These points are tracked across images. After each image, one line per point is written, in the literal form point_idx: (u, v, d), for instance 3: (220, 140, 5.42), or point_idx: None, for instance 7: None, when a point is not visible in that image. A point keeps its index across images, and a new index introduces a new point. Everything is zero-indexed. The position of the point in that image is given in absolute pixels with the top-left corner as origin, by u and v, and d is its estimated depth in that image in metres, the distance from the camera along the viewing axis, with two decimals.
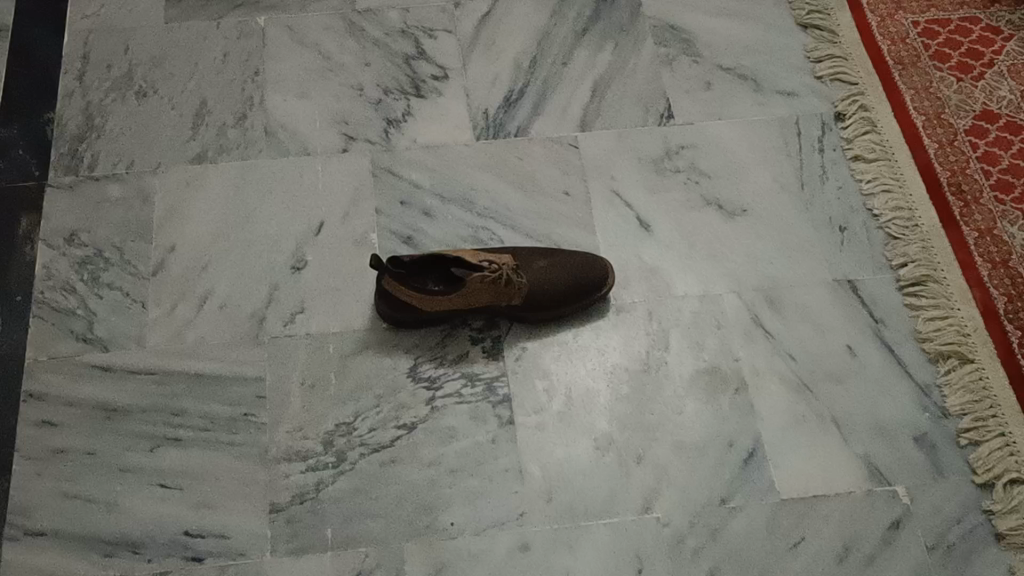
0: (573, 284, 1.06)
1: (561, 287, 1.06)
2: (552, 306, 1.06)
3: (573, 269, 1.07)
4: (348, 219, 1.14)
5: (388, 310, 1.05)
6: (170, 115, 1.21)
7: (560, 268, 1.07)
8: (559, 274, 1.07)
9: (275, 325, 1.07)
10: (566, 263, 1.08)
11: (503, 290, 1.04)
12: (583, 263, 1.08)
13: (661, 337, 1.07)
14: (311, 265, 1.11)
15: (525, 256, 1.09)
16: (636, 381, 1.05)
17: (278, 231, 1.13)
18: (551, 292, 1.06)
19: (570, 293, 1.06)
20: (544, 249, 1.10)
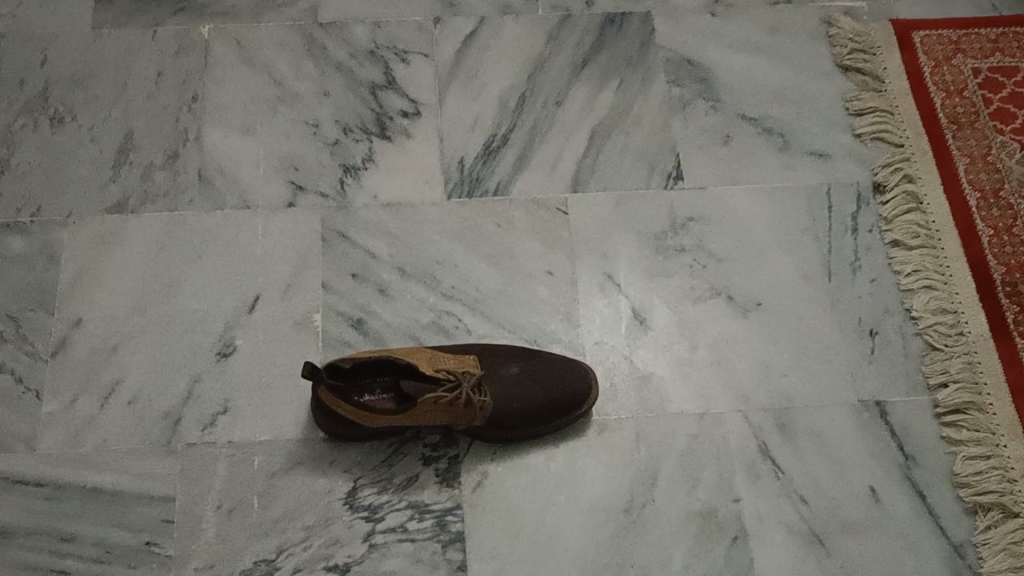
0: (548, 404, 0.89)
1: (533, 405, 0.89)
2: (519, 428, 0.89)
3: (549, 382, 0.90)
4: (288, 295, 0.96)
5: (324, 420, 0.88)
6: (88, 149, 1.02)
7: (534, 379, 0.90)
8: (533, 388, 0.89)
9: (192, 430, 0.90)
10: (543, 373, 0.90)
11: (462, 412, 0.87)
12: (562, 374, 0.90)
13: (649, 466, 0.90)
14: (241, 351, 0.94)
15: (493, 359, 0.91)
16: (616, 523, 0.88)
17: (205, 307, 0.95)
18: (520, 412, 0.89)
19: (544, 413, 0.89)
20: (517, 349, 0.92)
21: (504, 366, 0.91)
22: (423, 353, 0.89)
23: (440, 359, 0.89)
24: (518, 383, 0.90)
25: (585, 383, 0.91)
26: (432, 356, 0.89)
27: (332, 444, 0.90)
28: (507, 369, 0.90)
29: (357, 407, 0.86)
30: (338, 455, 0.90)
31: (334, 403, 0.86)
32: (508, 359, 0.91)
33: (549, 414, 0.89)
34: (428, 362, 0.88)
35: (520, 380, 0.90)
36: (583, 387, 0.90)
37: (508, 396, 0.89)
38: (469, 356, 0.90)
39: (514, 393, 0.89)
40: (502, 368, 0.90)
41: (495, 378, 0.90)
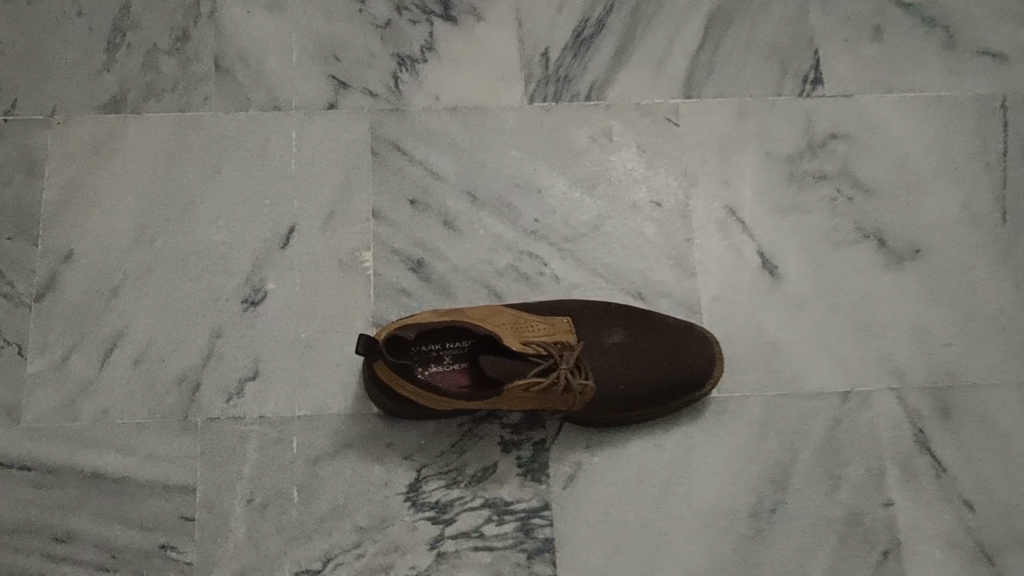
0: (659, 387, 0.71)
1: (640, 389, 0.71)
2: (621, 415, 0.71)
3: (661, 359, 0.72)
4: (331, 226, 0.77)
5: (377, 395, 0.70)
6: (75, 26, 0.81)
7: (643, 356, 0.72)
8: (640, 368, 0.71)
9: (213, 401, 0.73)
10: (653, 346, 0.72)
11: (554, 397, 0.68)
12: (679, 348, 0.72)
13: (781, 459, 0.73)
14: (273, 299, 0.75)
15: (592, 324, 0.72)
16: (741, 532, 0.71)
17: (227, 239, 0.76)
18: (625, 396, 0.71)
19: (654, 398, 0.71)
20: (621, 309, 0.73)
21: (606, 334, 0.72)
22: (506, 315, 0.71)
23: (527, 326, 0.70)
24: (622, 360, 0.71)
25: (709, 360, 0.72)
26: (518, 320, 0.70)
27: (388, 422, 0.73)
28: (609, 339, 0.72)
29: (422, 385, 0.67)
30: (396, 437, 0.72)
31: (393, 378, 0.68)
32: (610, 325, 0.72)
33: (660, 400, 0.71)
34: (514, 332, 0.69)
35: (625, 355, 0.72)
36: (705, 364, 0.72)
37: (610, 376, 0.71)
38: (564, 320, 0.71)
39: (616, 373, 0.71)
40: (604, 338, 0.72)
41: (594, 351, 0.72)
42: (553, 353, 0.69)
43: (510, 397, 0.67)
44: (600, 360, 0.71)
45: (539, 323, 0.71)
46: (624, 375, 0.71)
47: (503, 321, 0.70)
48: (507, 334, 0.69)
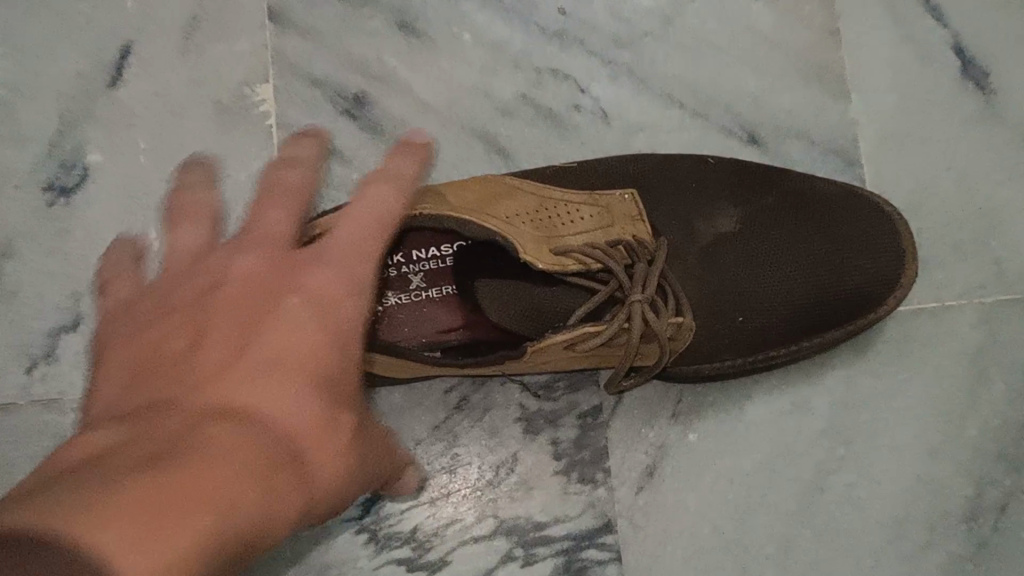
0: (800, 313, 0.39)
1: (770, 317, 0.39)
2: (732, 363, 0.40)
3: (805, 258, 0.39)
4: (197, 44, 0.43)
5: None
6: None
7: (772, 253, 0.39)
8: (768, 277, 0.39)
9: (7, 374, 0.41)
10: (791, 232, 0.40)
11: (616, 354, 0.37)
12: (837, 235, 0.39)
13: (1016, 417, 0.42)
14: (101, 182, 0.42)
15: (676, 200, 0.40)
16: (951, 550, 0.41)
17: (11, 77, 0.42)
18: (743, 328, 0.39)
19: (795, 327, 0.39)
20: (727, 166, 0.41)
21: (699, 218, 0.40)
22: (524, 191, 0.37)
23: (561, 215, 0.37)
24: (736, 264, 0.39)
25: (895, 257, 0.39)
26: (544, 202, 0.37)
27: None
28: (709, 226, 0.40)
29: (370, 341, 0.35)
30: None
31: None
32: (709, 200, 0.40)
33: (805, 332, 0.39)
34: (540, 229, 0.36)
35: (741, 252, 0.39)
36: (888, 262, 0.39)
37: (714, 298, 0.39)
38: (626, 199, 0.38)
39: (725, 288, 0.39)
40: (696, 226, 0.40)
41: (686, 248, 0.39)
42: (614, 272, 0.37)
43: (537, 360, 0.36)
44: (696, 265, 0.39)
45: (584, 206, 0.38)
46: (741, 292, 0.39)
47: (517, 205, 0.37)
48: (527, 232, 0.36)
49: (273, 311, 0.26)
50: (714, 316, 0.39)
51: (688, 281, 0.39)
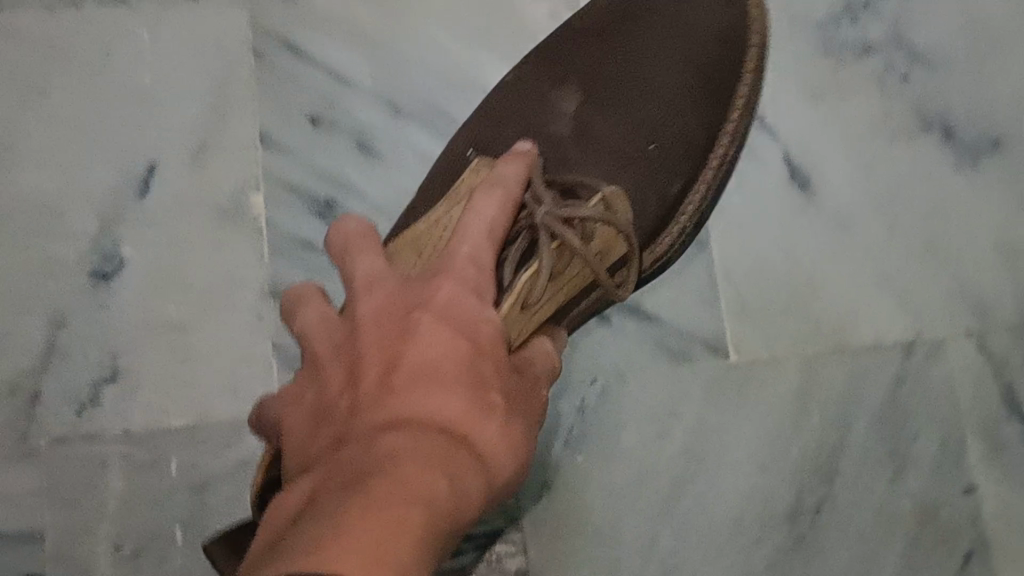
0: (681, 96, 0.52)
1: (663, 109, 0.52)
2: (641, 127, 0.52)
3: (662, 43, 0.53)
4: (203, 161, 0.56)
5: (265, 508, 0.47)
6: None
7: (639, 79, 0.53)
8: (641, 87, 0.53)
9: (59, 416, 0.54)
10: (639, 40, 0.53)
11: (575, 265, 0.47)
12: (657, 21, 0.53)
13: (828, 439, 0.55)
14: (130, 268, 0.55)
15: (528, 108, 0.54)
16: (777, 541, 0.54)
17: (62, 190, 0.56)
18: (654, 170, 0.52)
19: (688, 124, 0.52)
20: (542, 58, 0.55)
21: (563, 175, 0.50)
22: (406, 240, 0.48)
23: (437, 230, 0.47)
24: (609, 102, 0.53)
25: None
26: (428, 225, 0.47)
27: None
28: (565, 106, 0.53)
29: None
30: None
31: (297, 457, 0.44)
32: (548, 93, 0.54)
33: (708, 139, 0.52)
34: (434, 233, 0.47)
35: (617, 105, 0.53)
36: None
37: (606, 144, 0.52)
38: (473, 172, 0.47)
39: (623, 148, 0.52)
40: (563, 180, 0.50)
41: (582, 128, 0.53)
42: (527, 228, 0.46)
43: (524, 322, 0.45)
44: (576, 130, 0.53)
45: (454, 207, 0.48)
46: (636, 123, 0.52)
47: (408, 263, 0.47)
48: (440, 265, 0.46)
49: (406, 341, 0.37)
50: (619, 155, 0.52)
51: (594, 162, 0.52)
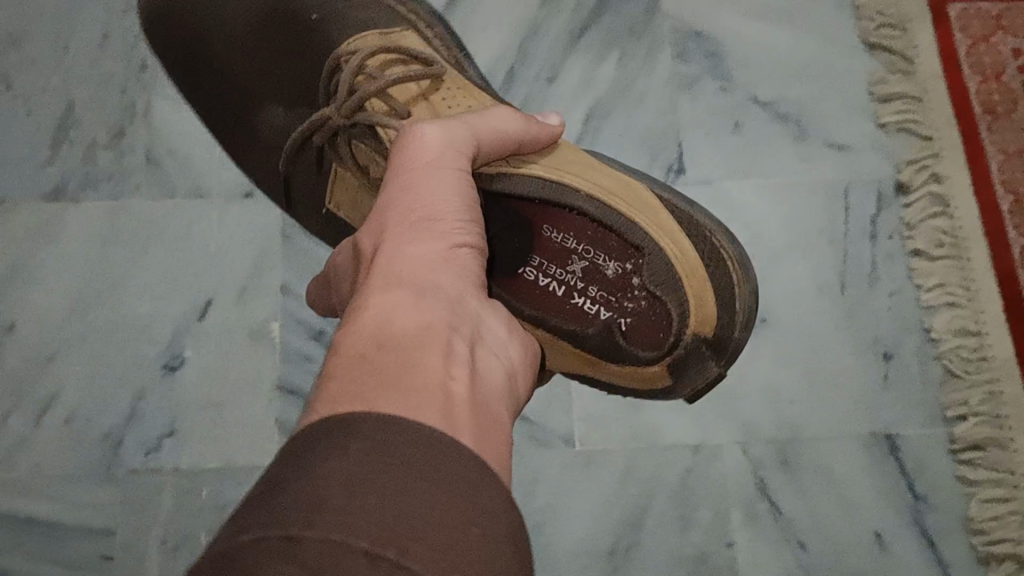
0: (240, 45, 0.84)
1: (245, 43, 0.84)
2: (270, 57, 0.83)
3: (216, 37, 0.85)
4: (244, 299, 0.87)
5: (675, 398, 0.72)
6: (25, 125, 0.92)
7: (224, 72, 0.85)
8: (244, 52, 0.84)
9: (134, 453, 0.84)
10: (201, 79, 0.87)
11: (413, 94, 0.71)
12: (198, 52, 0.86)
13: (638, 505, 0.83)
14: (190, 365, 0.86)
15: (274, 117, 0.85)
16: (598, 568, 0.82)
17: (151, 312, 0.87)
18: (301, 41, 0.81)
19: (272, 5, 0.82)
20: (229, 117, 0.87)
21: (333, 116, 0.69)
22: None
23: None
24: (257, 82, 0.85)
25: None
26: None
27: None
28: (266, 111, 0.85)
29: (617, 366, 0.67)
30: None
31: (626, 370, 0.67)
32: (260, 111, 0.86)
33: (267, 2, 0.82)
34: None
35: (261, 65, 0.84)
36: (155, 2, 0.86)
37: (280, 81, 0.83)
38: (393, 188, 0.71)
39: (295, 49, 0.81)
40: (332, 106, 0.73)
41: (280, 91, 0.84)
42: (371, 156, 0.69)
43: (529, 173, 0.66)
44: (282, 97, 0.84)
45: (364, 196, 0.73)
46: (266, 52, 0.83)
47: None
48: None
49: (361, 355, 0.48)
50: (281, 75, 0.83)
51: (302, 74, 0.81)
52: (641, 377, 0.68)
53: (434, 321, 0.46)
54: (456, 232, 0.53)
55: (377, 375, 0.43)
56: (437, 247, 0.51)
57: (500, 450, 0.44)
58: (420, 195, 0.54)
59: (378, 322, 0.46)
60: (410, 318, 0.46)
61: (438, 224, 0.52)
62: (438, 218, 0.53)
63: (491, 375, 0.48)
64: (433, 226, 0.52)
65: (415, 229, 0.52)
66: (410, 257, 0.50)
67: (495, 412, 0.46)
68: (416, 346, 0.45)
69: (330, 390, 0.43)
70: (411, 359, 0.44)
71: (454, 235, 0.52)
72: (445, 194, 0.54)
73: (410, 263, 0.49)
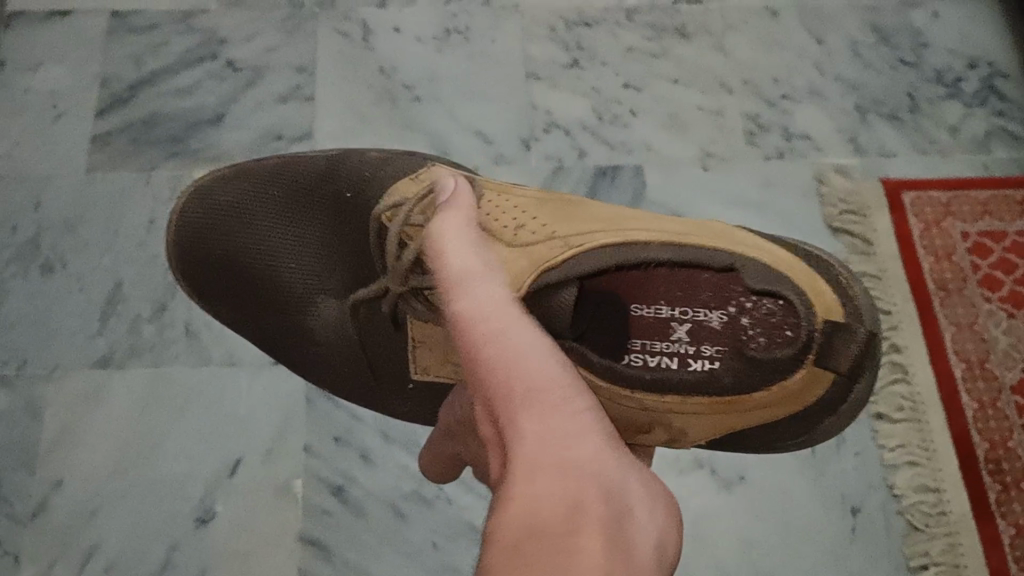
0: (273, 245, 0.90)
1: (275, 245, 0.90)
2: (306, 253, 0.89)
3: (248, 254, 0.90)
4: (270, 458, 0.97)
5: (833, 404, 0.73)
6: (77, 299, 1.03)
7: (268, 278, 0.90)
8: (278, 255, 0.90)
9: None
10: (252, 297, 0.92)
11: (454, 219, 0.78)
12: (226, 268, 0.91)
13: None
14: (220, 518, 0.95)
15: (326, 321, 0.89)
16: None
17: (186, 469, 0.96)
18: (333, 222, 0.87)
19: (305, 188, 0.89)
20: (289, 330, 0.91)
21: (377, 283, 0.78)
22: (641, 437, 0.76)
23: (609, 416, 0.72)
24: (297, 293, 0.90)
25: (201, 194, 0.93)
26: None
27: None
28: (323, 311, 0.89)
29: (765, 393, 0.68)
30: None
31: (778, 390, 0.68)
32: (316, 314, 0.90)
33: (297, 195, 0.89)
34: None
35: (298, 254, 0.89)
36: (185, 239, 0.93)
37: (319, 277, 0.89)
38: None
39: (320, 238, 0.88)
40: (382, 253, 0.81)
41: (328, 268, 0.88)
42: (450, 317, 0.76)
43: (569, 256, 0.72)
44: (334, 297, 0.89)
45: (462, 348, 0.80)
46: (302, 247, 0.89)
47: (656, 432, 0.74)
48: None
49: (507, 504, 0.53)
50: (318, 267, 0.88)
51: (342, 239, 0.87)
52: (799, 390, 0.69)
53: (572, 503, 0.50)
54: (578, 397, 0.55)
55: None
56: (562, 419, 0.53)
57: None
58: (527, 361, 0.55)
59: (524, 521, 0.49)
60: (551, 516, 0.49)
61: (565, 407, 0.54)
62: (557, 392, 0.54)
63: (640, 543, 0.51)
64: (558, 404, 0.54)
65: (543, 414, 0.53)
66: (538, 437, 0.52)
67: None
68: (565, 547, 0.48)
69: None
70: (559, 550, 0.48)
71: (574, 402, 0.54)
72: (554, 358, 0.56)
73: (539, 446, 0.52)
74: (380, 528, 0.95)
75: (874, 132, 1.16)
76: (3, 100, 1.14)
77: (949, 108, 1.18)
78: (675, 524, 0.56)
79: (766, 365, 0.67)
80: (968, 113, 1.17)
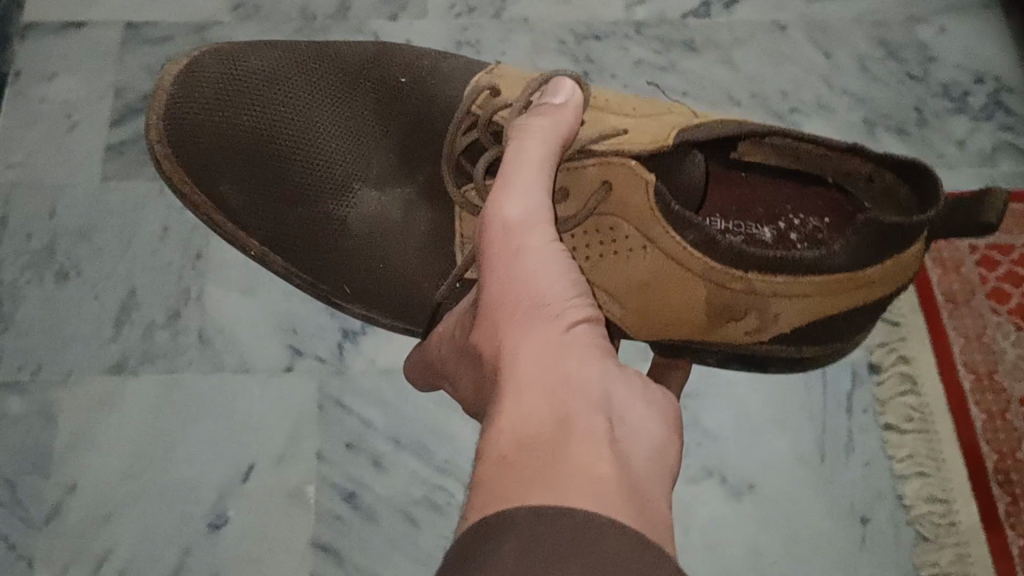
0: (313, 120, 0.85)
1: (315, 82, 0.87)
2: (351, 131, 0.86)
3: (283, 113, 0.85)
4: (282, 464, 0.97)
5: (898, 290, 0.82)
6: (91, 305, 1.04)
7: (305, 152, 0.85)
8: (318, 133, 0.85)
9: None
10: (276, 168, 0.85)
11: None
12: (263, 81, 0.85)
13: None
14: (232, 523, 0.95)
15: (368, 202, 0.86)
16: None
17: (198, 474, 0.97)
18: (387, 103, 0.87)
19: (350, 72, 0.88)
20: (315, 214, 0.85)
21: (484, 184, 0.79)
22: (721, 334, 0.81)
23: (701, 302, 0.78)
24: (336, 171, 0.85)
25: (218, 55, 0.86)
26: (674, 295, 0.78)
27: None
28: (359, 197, 0.86)
29: (879, 267, 0.75)
30: None
31: (890, 263, 0.75)
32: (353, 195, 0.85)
33: (339, 78, 0.87)
34: (686, 289, 0.77)
35: (339, 134, 0.86)
36: (206, 95, 0.84)
37: (367, 157, 0.86)
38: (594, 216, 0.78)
39: (371, 110, 0.87)
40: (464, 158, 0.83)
41: (371, 155, 0.86)
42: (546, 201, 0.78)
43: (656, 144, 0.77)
44: (377, 176, 0.86)
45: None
46: (346, 130, 0.86)
47: (736, 325, 0.80)
48: (605, 266, 0.79)
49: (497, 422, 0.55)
50: (364, 146, 0.86)
51: (395, 126, 0.87)
52: (886, 277, 0.77)
53: (566, 410, 0.51)
54: (573, 318, 0.57)
55: (525, 474, 0.48)
56: (556, 334, 0.56)
57: (650, 518, 0.49)
58: (532, 283, 0.59)
59: (521, 423, 0.51)
60: (541, 418, 0.51)
61: (554, 310, 0.57)
62: (555, 305, 0.58)
63: (633, 451, 0.53)
64: (546, 312, 0.57)
65: (530, 321, 0.57)
66: (530, 349, 0.55)
67: (642, 477, 0.51)
68: (563, 433, 0.50)
69: (491, 486, 0.49)
70: (557, 449, 0.49)
71: (564, 317, 0.57)
72: (555, 280, 0.59)
73: (534, 358, 0.54)
74: (391, 533, 0.95)
75: (881, 145, 1.17)
76: (19, 110, 1.15)
77: (955, 122, 1.19)
78: (676, 437, 0.58)
79: (881, 241, 0.74)
80: (974, 127, 1.18)
